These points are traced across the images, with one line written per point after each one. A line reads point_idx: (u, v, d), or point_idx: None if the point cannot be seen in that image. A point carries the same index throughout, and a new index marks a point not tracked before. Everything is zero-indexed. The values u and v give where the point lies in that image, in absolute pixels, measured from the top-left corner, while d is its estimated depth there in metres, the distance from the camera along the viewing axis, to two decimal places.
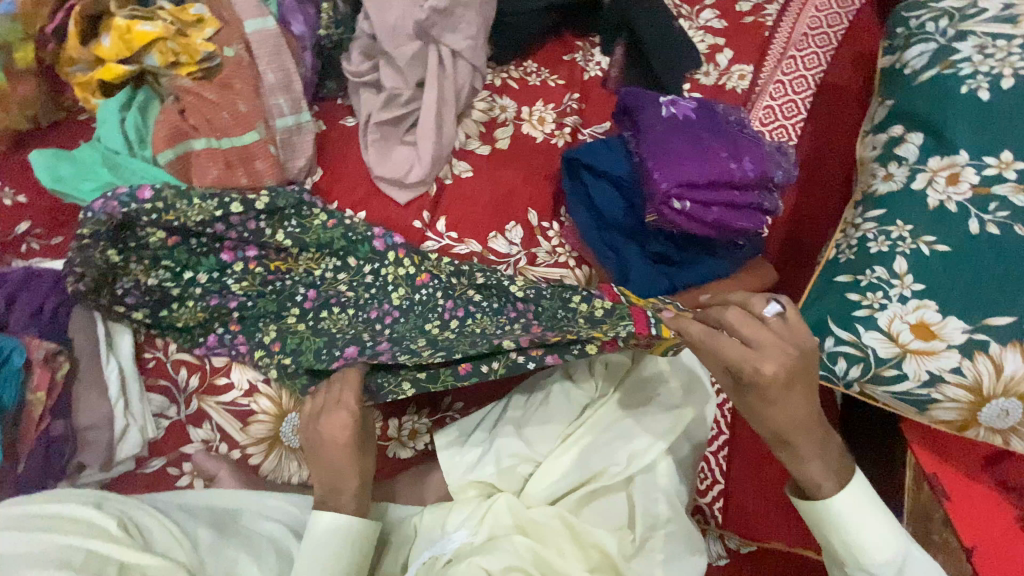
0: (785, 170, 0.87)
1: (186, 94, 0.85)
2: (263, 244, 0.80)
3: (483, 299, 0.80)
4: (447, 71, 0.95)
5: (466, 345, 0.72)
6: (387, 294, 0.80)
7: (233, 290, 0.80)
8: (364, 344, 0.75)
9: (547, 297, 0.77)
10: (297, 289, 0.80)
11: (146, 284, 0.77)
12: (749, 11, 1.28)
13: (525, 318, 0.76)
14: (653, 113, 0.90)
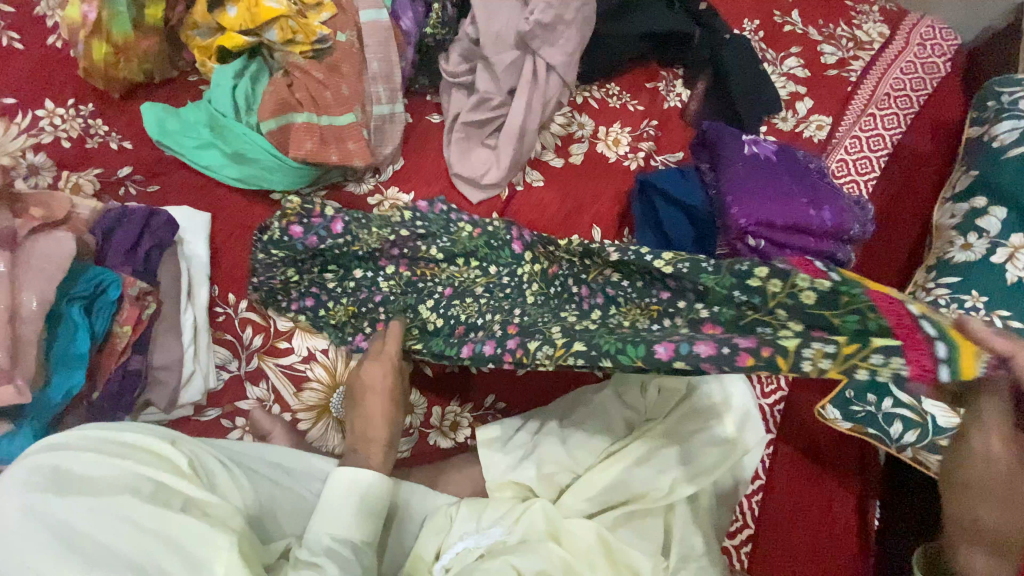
0: (862, 225, 0.87)
1: (296, 71, 0.91)
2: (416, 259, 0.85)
3: (624, 279, 0.76)
4: (540, 82, 0.98)
5: (610, 342, 0.59)
6: (523, 293, 0.83)
7: (382, 286, 0.84)
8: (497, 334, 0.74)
9: (708, 272, 0.61)
10: (435, 287, 0.84)
11: (316, 288, 0.83)
12: (834, 64, 1.28)
13: (687, 292, 0.66)
14: (736, 150, 0.91)
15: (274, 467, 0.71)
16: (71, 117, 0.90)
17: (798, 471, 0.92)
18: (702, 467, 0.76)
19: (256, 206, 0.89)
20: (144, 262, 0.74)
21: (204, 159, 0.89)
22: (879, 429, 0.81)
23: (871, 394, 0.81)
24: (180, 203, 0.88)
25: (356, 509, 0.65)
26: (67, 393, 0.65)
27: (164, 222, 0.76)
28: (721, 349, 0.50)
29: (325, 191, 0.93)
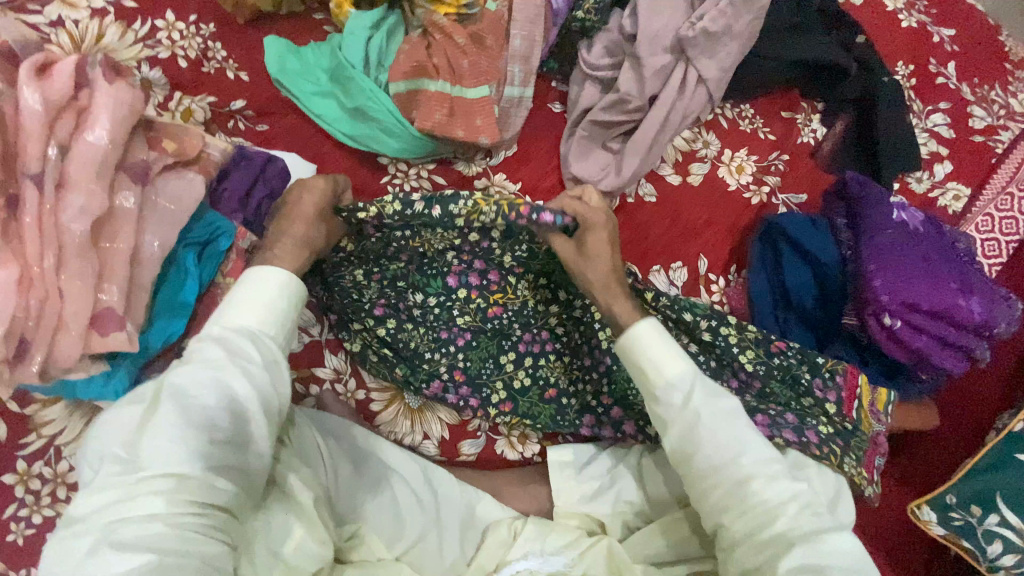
0: (1010, 325, 0.79)
1: (436, 31, 0.83)
2: (496, 296, 0.80)
3: (699, 355, 0.83)
4: (686, 94, 0.90)
5: None
6: (594, 332, 0.80)
7: (457, 322, 0.81)
8: (596, 413, 0.81)
9: (777, 381, 0.81)
10: (514, 335, 0.82)
11: (391, 301, 0.79)
12: (981, 129, 1.17)
13: (746, 391, 0.81)
14: (882, 214, 0.83)
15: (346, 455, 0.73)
16: (190, 34, 0.85)
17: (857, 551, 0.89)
18: None
19: (362, 169, 0.86)
20: (255, 212, 0.69)
21: (318, 107, 0.85)
22: (975, 544, 0.75)
23: (975, 506, 0.76)
24: (288, 148, 0.85)
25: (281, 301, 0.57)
26: (165, 340, 0.61)
27: (279, 172, 0.71)
28: None
29: (434, 165, 0.88)
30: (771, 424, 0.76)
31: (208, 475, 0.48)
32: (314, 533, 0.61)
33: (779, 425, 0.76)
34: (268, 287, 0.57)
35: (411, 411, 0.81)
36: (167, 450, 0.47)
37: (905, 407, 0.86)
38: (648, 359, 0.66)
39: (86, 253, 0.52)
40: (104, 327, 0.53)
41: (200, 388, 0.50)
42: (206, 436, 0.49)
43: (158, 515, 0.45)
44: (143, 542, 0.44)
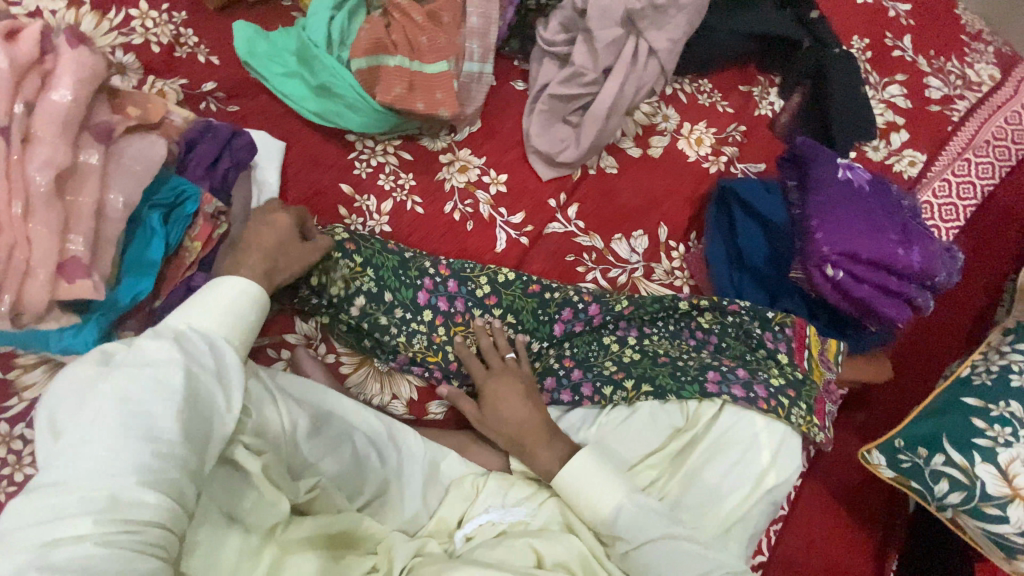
0: (950, 274, 0.82)
1: (396, 11, 0.89)
2: (463, 277, 0.85)
3: (658, 325, 0.87)
4: (638, 65, 0.95)
5: (670, 382, 0.80)
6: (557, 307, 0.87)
7: (426, 301, 0.83)
8: (558, 374, 0.84)
9: (731, 336, 0.86)
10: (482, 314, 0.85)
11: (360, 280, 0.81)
12: (938, 99, 1.21)
13: (705, 347, 0.86)
14: (828, 173, 0.87)
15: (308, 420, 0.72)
16: (163, 21, 0.90)
17: (820, 508, 0.91)
18: (729, 491, 0.76)
19: (329, 146, 0.89)
20: (222, 181, 0.73)
21: (287, 88, 0.88)
22: (924, 484, 0.78)
23: (922, 447, 0.79)
24: (257, 126, 0.89)
25: (232, 312, 0.61)
26: (134, 297, 0.64)
27: (245, 144, 0.76)
28: (641, 342, 0.86)
29: (400, 141, 0.93)
30: (722, 378, 0.80)
31: (140, 489, 0.47)
32: (268, 494, 0.61)
33: (728, 381, 0.80)
34: (222, 300, 0.61)
35: (381, 374, 0.84)
36: (102, 463, 0.46)
37: (859, 355, 0.89)
38: (582, 496, 0.71)
39: (52, 202, 0.55)
40: (72, 275, 0.56)
41: (147, 396, 0.51)
42: (150, 445, 0.48)
43: (86, 531, 0.44)
44: (71, 558, 0.42)
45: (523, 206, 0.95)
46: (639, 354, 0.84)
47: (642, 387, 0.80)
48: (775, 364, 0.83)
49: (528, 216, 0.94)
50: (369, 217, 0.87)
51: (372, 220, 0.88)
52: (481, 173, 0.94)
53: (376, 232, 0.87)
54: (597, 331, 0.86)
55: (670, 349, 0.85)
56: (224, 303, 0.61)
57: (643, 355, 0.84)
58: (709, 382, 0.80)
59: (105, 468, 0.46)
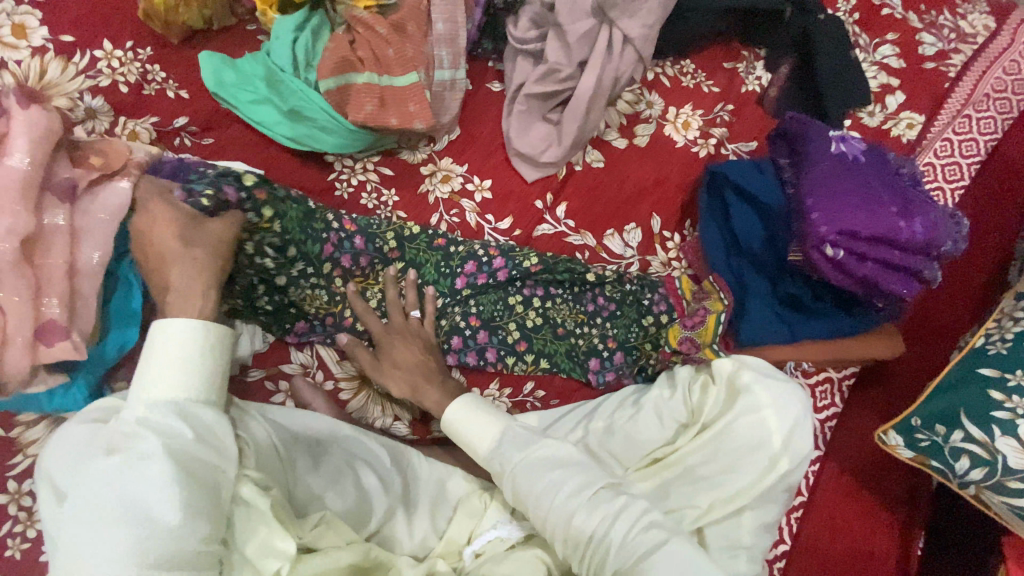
0: (955, 241, 0.79)
1: (359, 26, 0.86)
2: (405, 254, 0.84)
3: (563, 288, 0.87)
4: (614, 55, 0.92)
5: (562, 359, 0.86)
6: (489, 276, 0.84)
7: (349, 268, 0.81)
8: (464, 335, 0.84)
9: (622, 310, 0.88)
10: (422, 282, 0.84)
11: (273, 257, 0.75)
12: (933, 56, 1.16)
13: (602, 313, 0.88)
14: (820, 148, 0.84)
15: (309, 454, 0.72)
16: (128, 60, 0.89)
17: (841, 491, 0.89)
18: (742, 478, 0.73)
19: (307, 169, 0.88)
20: None
21: (258, 115, 0.86)
22: (943, 462, 0.76)
23: (940, 424, 0.76)
24: (233, 157, 0.88)
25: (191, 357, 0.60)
26: (120, 348, 0.65)
27: (220, 179, 0.75)
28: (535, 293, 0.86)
29: (379, 157, 0.91)
30: (604, 361, 0.87)
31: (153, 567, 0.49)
32: (276, 532, 0.59)
33: (607, 369, 0.87)
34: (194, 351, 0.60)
35: (380, 397, 0.83)
36: (107, 551, 0.49)
37: (818, 342, 0.85)
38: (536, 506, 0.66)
39: (20, 269, 0.55)
40: (51, 338, 0.57)
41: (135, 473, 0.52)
42: (145, 525, 0.50)
43: None
44: None
45: (510, 210, 0.93)
46: (541, 320, 0.86)
47: (539, 362, 0.86)
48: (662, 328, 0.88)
49: (516, 220, 0.92)
50: None
51: None
52: (464, 181, 0.92)
53: None
54: (508, 289, 0.85)
55: (567, 319, 0.87)
56: (176, 342, 0.59)
57: (541, 318, 0.86)
58: (590, 369, 0.87)
59: (113, 551, 0.49)
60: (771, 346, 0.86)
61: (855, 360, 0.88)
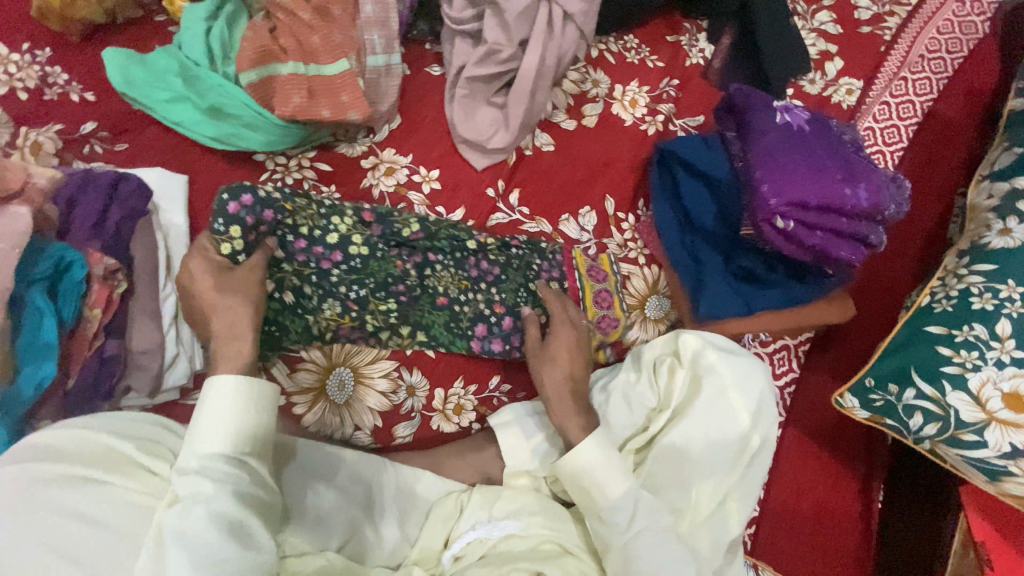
0: (897, 205, 0.81)
1: (280, 11, 0.80)
2: (339, 252, 0.77)
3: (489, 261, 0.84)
4: (555, 32, 0.89)
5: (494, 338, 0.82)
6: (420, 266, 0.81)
7: (324, 273, 0.76)
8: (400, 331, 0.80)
9: (549, 272, 0.85)
10: (359, 274, 0.77)
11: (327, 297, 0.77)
12: (868, 20, 1.17)
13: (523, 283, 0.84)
14: (767, 118, 0.83)
15: None
16: (23, 62, 0.80)
17: (804, 453, 0.91)
18: (717, 465, 0.73)
19: (238, 170, 0.82)
20: (114, 235, 0.67)
21: (177, 114, 0.79)
22: (898, 420, 0.78)
23: (892, 384, 0.78)
24: (152, 163, 0.80)
25: (136, 431, 0.61)
26: (38, 385, 0.60)
27: (134, 189, 0.69)
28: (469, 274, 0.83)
29: (315, 152, 0.85)
30: (496, 329, 0.82)
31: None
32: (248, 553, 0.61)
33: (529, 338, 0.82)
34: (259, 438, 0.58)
35: (338, 407, 0.78)
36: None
37: (772, 312, 0.86)
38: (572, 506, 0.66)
39: None
40: None
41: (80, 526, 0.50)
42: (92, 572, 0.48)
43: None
44: None
45: (460, 201, 0.89)
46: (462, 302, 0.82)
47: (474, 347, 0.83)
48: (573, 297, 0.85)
49: (469, 211, 0.89)
50: None
51: None
52: (410, 172, 0.88)
53: None
54: (440, 295, 0.81)
55: (450, 286, 0.82)
56: (225, 405, 0.57)
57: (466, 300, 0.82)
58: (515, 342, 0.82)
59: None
60: (731, 319, 0.86)
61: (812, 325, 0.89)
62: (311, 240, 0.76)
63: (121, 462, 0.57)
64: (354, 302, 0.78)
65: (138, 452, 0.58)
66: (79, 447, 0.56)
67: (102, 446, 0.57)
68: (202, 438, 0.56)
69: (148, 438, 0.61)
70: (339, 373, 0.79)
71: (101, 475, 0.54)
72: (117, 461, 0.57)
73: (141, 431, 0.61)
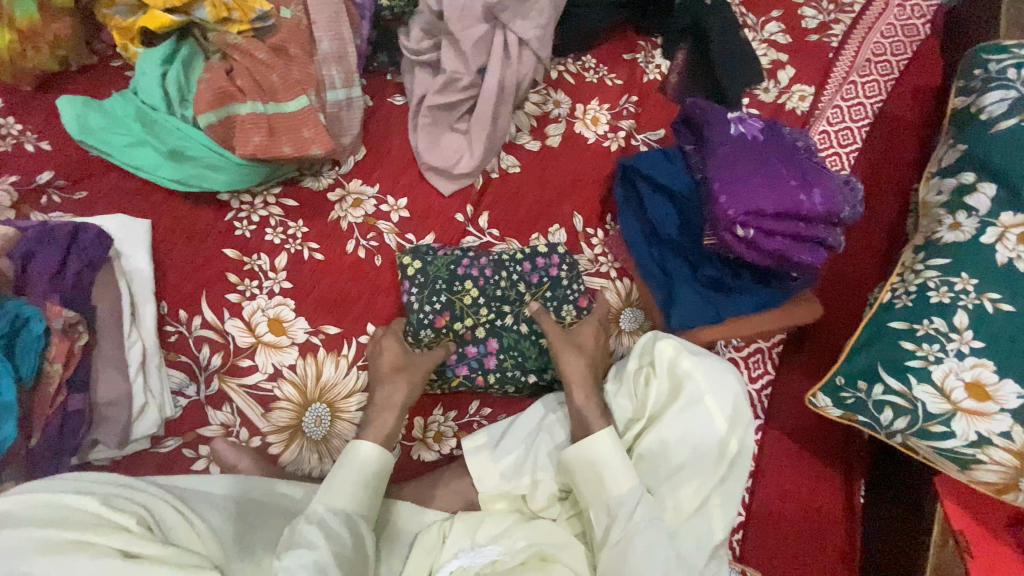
0: (852, 206, 0.84)
1: (236, 53, 0.81)
2: (461, 345, 0.84)
3: (461, 287, 0.85)
4: (512, 60, 0.91)
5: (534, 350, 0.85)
6: (473, 327, 0.84)
7: (478, 374, 0.83)
8: (510, 371, 0.84)
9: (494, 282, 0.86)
10: (455, 364, 0.83)
11: (478, 383, 0.83)
12: (815, 28, 1.21)
13: (479, 299, 0.85)
14: (721, 131, 0.86)
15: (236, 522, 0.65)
16: None
17: (785, 455, 0.92)
18: (696, 471, 0.74)
19: (201, 211, 0.81)
20: (74, 286, 0.67)
21: (136, 158, 0.78)
22: (870, 416, 0.80)
23: (861, 380, 0.80)
24: (113, 210, 0.79)
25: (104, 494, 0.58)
26: None
27: (94, 238, 0.70)
28: (436, 310, 0.83)
29: (280, 187, 0.85)
30: (475, 354, 0.83)
31: None
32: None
33: (485, 353, 0.84)
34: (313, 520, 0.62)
35: (316, 444, 0.77)
36: None
37: (745, 317, 0.87)
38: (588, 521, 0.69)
39: None
40: None
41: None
42: None
43: None
44: None
45: (430, 227, 0.89)
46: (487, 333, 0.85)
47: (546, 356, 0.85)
48: (528, 296, 0.87)
49: (439, 236, 0.89)
50: (263, 278, 0.80)
51: (267, 280, 0.80)
52: (378, 202, 0.88)
53: (276, 291, 0.80)
54: (488, 343, 0.84)
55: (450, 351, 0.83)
56: (350, 472, 0.67)
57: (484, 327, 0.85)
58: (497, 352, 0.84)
59: None
60: (701, 327, 0.87)
61: (775, 330, 0.90)
62: (455, 360, 0.83)
63: (86, 518, 0.54)
64: (495, 372, 0.83)
65: (100, 505, 0.55)
66: (37, 512, 0.53)
67: (63, 507, 0.54)
68: (337, 491, 0.65)
69: (116, 496, 0.58)
70: (314, 411, 0.78)
71: (76, 532, 0.51)
72: (81, 519, 0.53)
73: (103, 489, 0.59)
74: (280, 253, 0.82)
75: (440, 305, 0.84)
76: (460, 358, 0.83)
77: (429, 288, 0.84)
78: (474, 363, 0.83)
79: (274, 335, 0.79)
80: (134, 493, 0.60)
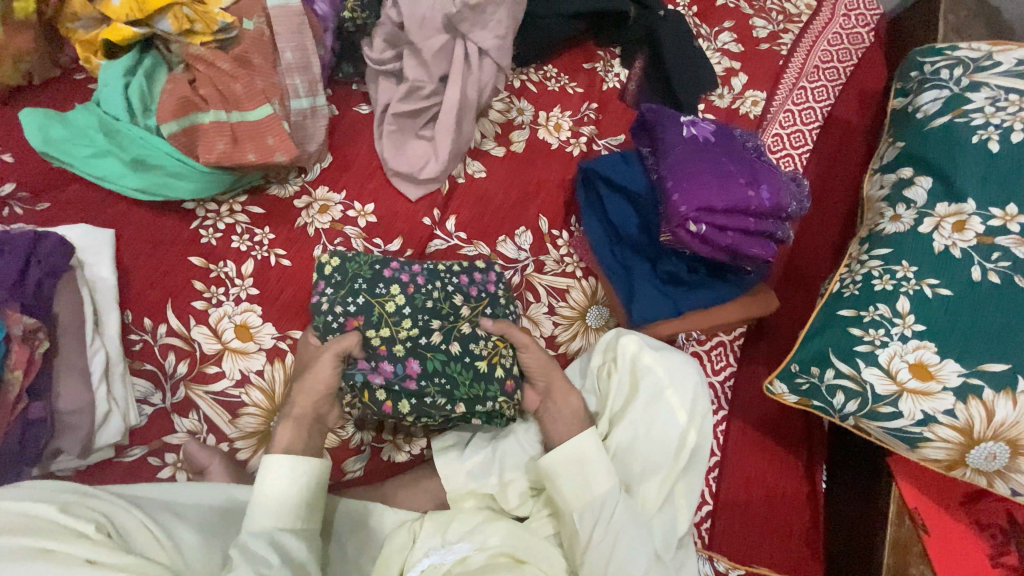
0: (798, 202, 0.88)
1: (200, 63, 0.83)
2: (374, 356, 0.75)
3: (384, 290, 0.79)
4: (473, 68, 0.94)
5: (459, 371, 0.77)
6: (391, 335, 0.76)
7: (388, 391, 0.75)
8: (424, 393, 0.75)
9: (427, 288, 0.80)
10: (365, 377, 0.74)
11: (385, 404, 0.75)
12: (765, 38, 1.28)
13: (404, 307, 0.78)
14: (674, 133, 0.90)
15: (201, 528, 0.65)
16: None
17: (749, 445, 0.94)
18: (658, 462, 0.76)
19: (166, 220, 0.82)
20: (35, 293, 0.67)
21: (100, 168, 0.79)
22: (823, 401, 0.83)
23: (814, 366, 0.84)
24: (76, 220, 0.79)
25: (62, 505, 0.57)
26: None
27: (55, 246, 0.70)
28: (355, 313, 0.77)
29: (246, 196, 0.86)
30: (392, 373, 0.75)
31: None
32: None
33: (402, 372, 0.75)
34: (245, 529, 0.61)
35: None
36: None
37: (704, 311, 0.91)
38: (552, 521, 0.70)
39: None
40: None
41: None
42: None
43: None
44: None
45: (397, 231, 0.91)
46: (406, 349, 0.76)
47: (468, 379, 0.77)
48: (464, 311, 0.81)
49: (406, 240, 0.91)
50: (230, 285, 0.81)
51: (233, 287, 0.81)
52: (345, 208, 0.89)
53: (242, 297, 0.81)
54: (405, 359, 0.75)
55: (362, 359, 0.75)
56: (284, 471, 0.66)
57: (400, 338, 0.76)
58: (413, 371, 0.75)
59: None
60: (662, 321, 0.90)
61: (737, 322, 0.93)
62: (368, 372, 0.75)
63: (45, 525, 0.53)
64: (408, 393, 0.75)
65: (59, 513, 0.54)
66: None
67: (21, 516, 0.53)
68: (266, 503, 0.64)
69: (76, 505, 0.57)
70: None
71: (34, 538, 0.50)
72: (38, 526, 0.53)
73: (62, 498, 0.58)
74: (246, 260, 0.82)
75: (359, 308, 0.77)
76: (370, 372, 0.75)
77: (351, 291, 0.78)
78: (388, 381, 0.74)
79: (241, 341, 0.79)
80: (94, 504, 0.59)
